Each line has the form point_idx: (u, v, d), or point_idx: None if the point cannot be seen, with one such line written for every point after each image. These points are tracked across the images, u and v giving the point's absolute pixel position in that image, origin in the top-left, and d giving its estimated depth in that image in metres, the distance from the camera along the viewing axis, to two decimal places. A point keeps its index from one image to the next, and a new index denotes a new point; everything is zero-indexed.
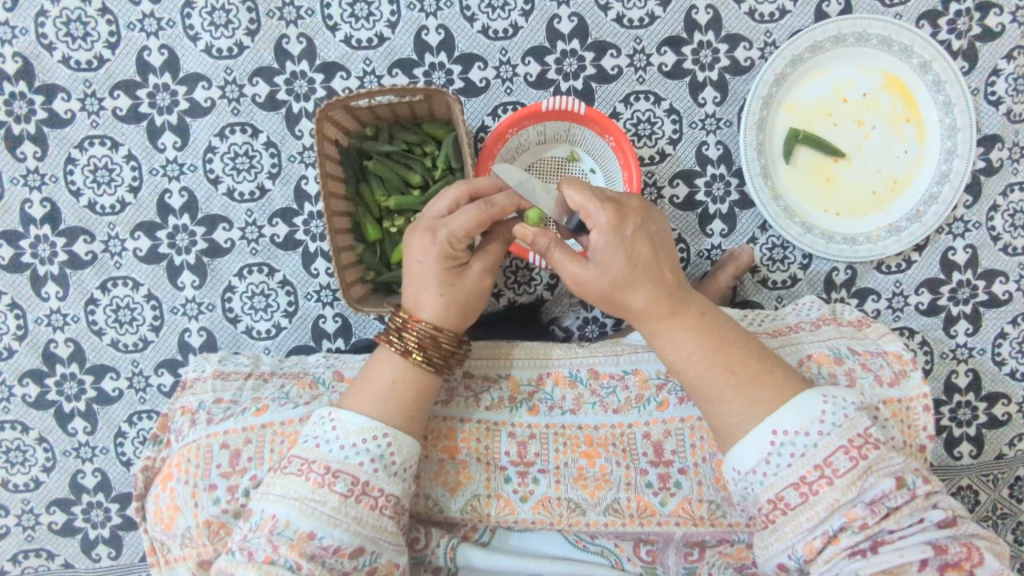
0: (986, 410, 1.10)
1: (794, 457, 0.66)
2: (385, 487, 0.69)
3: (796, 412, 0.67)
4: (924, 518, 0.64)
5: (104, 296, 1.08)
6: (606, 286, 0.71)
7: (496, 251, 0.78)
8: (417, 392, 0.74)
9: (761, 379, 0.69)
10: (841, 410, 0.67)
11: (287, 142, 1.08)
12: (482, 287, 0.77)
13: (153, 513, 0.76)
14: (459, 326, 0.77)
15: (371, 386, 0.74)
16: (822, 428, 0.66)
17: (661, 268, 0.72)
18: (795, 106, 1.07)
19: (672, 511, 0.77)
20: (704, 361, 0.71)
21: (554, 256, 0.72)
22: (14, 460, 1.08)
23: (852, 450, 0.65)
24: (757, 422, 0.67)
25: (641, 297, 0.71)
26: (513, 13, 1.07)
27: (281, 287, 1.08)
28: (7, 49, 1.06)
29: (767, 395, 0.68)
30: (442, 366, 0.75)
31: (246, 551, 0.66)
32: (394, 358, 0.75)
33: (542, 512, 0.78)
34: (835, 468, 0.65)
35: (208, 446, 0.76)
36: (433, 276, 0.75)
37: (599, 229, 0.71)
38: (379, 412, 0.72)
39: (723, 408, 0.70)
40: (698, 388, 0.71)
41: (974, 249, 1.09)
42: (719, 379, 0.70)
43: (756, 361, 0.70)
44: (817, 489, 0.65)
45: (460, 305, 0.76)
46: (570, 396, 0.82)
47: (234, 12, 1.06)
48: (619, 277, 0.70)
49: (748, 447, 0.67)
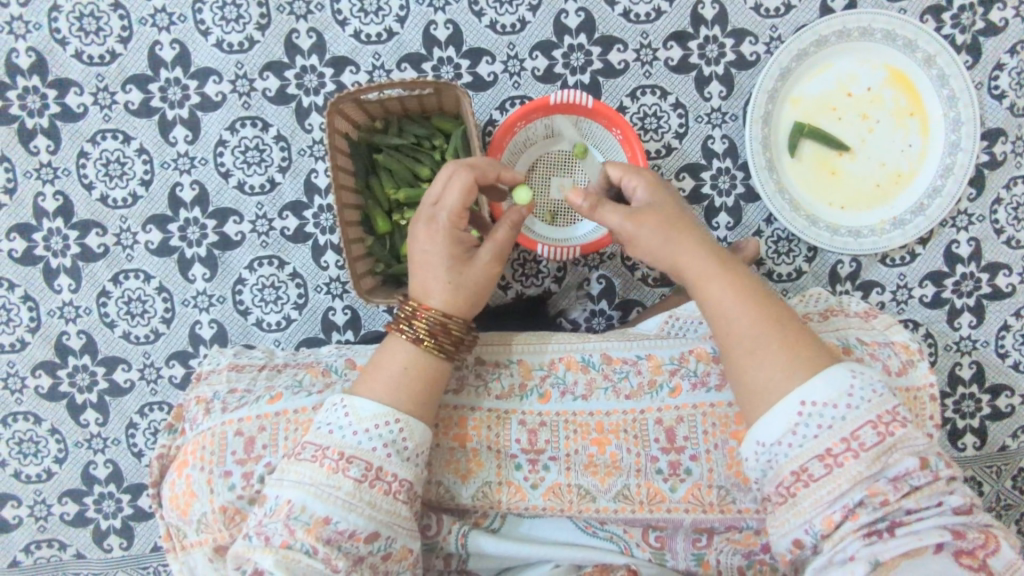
0: (989, 402, 1.11)
1: (821, 428, 0.66)
2: (400, 472, 0.70)
3: (827, 384, 0.67)
4: (942, 501, 0.65)
5: (117, 288, 1.09)
6: (661, 233, 0.75)
7: (504, 237, 0.79)
8: (428, 378, 0.75)
9: (802, 339, 0.71)
10: (869, 385, 0.68)
11: (297, 136, 1.09)
12: (494, 268, 0.79)
13: (169, 500, 0.78)
14: (469, 314, 0.78)
15: (383, 374, 0.74)
16: (851, 402, 0.67)
17: (701, 229, 0.78)
18: (801, 100, 1.08)
19: (681, 497, 0.78)
20: (748, 321, 0.71)
21: (602, 210, 0.77)
22: (26, 451, 1.09)
23: (879, 425, 0.66)
24: (788, 390, 0.68)
25: (694, 251, 0.74)
26: (521, 8, 1.08)
27: (292, 279, 1.09)
28: (21, 44, 1.07)
29: (807, 356, 0.70)
30: (452, 353, 0.76)
31: (262, 535, 0.67)
32: (404, 344, 0.76)
33: (552, 499, 0.79)
34: (861, 441, 0.66)
35: (223, 434, 0.77)
36: (444, 261, 0.77)
37: (642, 189, 0.79)
38: (390, 399, 0.73)
39: (764, 364, 0.70)
40: (741, 340, 0.71)
41: (978, 242, 1.10)
42: (765, 332, 0.71)
43: (796, 322, 0.72)
44: (842, 461, 0.66)
45: (472, 288, 0.77)
46: (582, 380, 0.83)
47: (245, 7, 1.07)
48: (673, 224, 0.75)
49: (776, 417, 0.68)
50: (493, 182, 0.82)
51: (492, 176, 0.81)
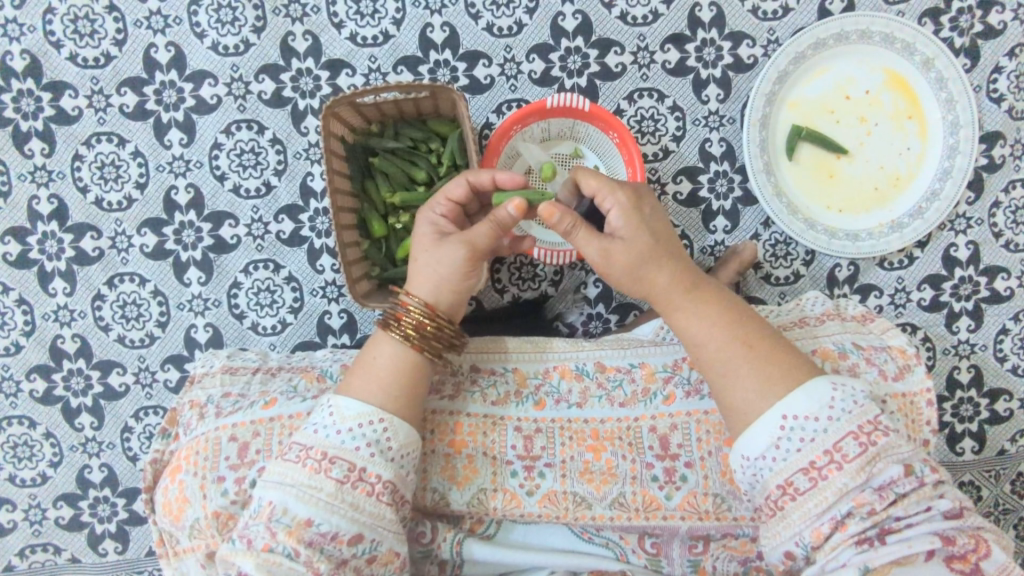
0: (988, 406, 1.11)
1: (804, 441, 0.66)
2: (382, 473, 0.69)
3: (807, 398, 0.67)
4: (931, 507, 0.65)
5: (111, 292, 1.08)
6: (633, 261, 0.74)
7: (475, 232, 0.76)
8: (404, 369, 0.74)
9: (777, 354, 0.71)
10: (850, 397, 0.68)
11: (293, 139, 1.08)
12: (458, 251, 0.76)
13: (161, 505, 0.77)
14: (435, 297, 0.77)
15: (362, 370, 0.75)
16: (832, 414, 0.67)
17: (679, 249, 0.76)
18: (799, 104, 1.08)
19: (677, 505, 0.78)
20: (722, 341, 0.72)
21: (578, 234, 0.74)
22: (21, 455, 1.09)
23: (861, 436, 0.66)
24: (766, 406, 0.68)
25: (666, 275, 0.74)
26: (518, 11, 1.08)
27: (287, 283, 1.09)
28: (16, 47, 1.07)
29: (784, 372, 0.70)
30: (422, 343, 0.75)
31: (245, 538, 0.67)
32: (382, 338, 0.76)
33: (548, 506, 0.78)
34: (844, 453, 0.65)
35: (217, 439, 0.76)
36: (421, 241, 0.80)
37: (619, 210, 0.75)
38: (372, 397, 0.72)
39: (740, 386, 0.70)
40: (716, 364, 0.72)
41: (977, 245, 1.10)
42: (740, 353, 0.71)
43: (771, 337, 0.73)
44: (827, 474, 0.65)
45: (437, 269, 0.76)
46: (576, 389, 0.83)
47: (240, 9, 1.07)
48: (646, 251, 0.74)
49: (757, 434, 0.68)
50: (489, 185, 0.83)
51: (485, 178, 0.83)
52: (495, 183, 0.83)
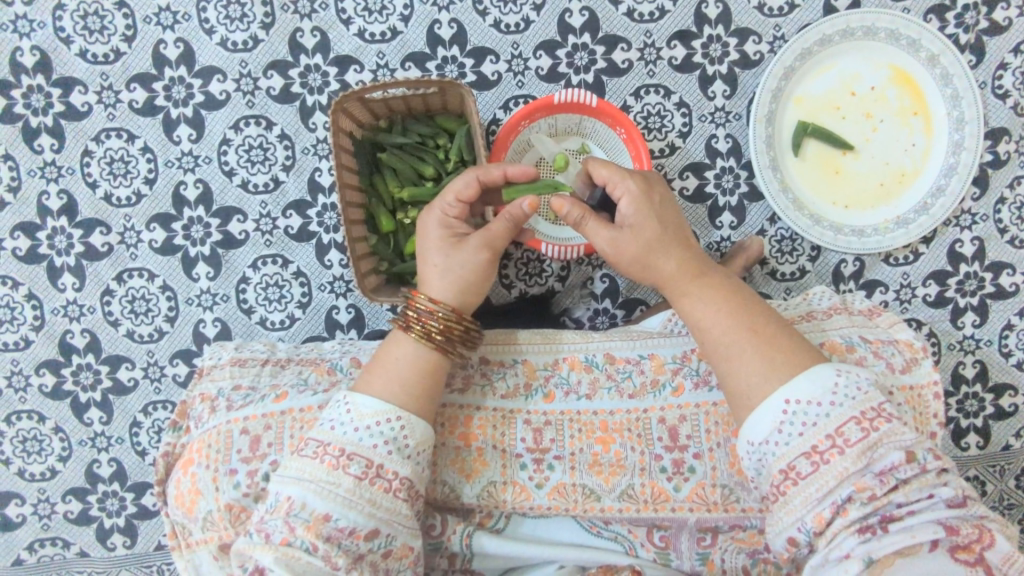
0: (992, 401, 1.11)
1: (805, 426, 0.67)
2: (400, 470, 0.70)
3: (810, 383, 0.68)
4: (934, 494, 0.65)
5: (120, 287, 1.09)
6: (641, 249, 0.76)
7: (497, 230, 0.79)
8: (426, 370, 0.75)
9: (781, 342, 0.72)
10: (854, 383, 0.68)
11: (302, 135, 1.09)
12: (479, 254, 0.78)
13: (174, 498, 0.78)
14: (461, 300, 0.78)
15: (380, 368, 0.76)
16: (835, 400, 0.67)
17: (688, 239, 0.78)
18: (804, 100, 1.08)
19: (686, 496, 0.78)
20: (726, 327, 0.73)
21: (588, 225, 0.78)
22: (30, 449, 1.09)
23: (863, 421, 0.66)
24: (769, 391, 0.69)
25: (672, 262, 0.76)
26: (525, 7, 1.09)
27: (295, 278, 1.09)
28: (26, 43, 1.07)
29: (787, 358, 0.71)
30: (445, 344, 0.76)
31: (263, 532, 0.67)
32: (401, 337, 0.77)
33: (556, 498, 0.79)
34: (846, 438, 0.66)
35: (229, 432, 0.77)
36: (435, 244, 0.80)
37: (628, 198, 0.77)
38: (390, 395, 0.73)
39: (743, 370, 0.71)
40: (720, 349, 0.73)
41: (982, 241, 1.10)
42: (743, 338, 0.72)
43: (776, 326, 0.73)
44: (828, 458, 0.66)
45: (460, 272, 0.78)
46: (585, 381, 0.83)
47: (249, 6, 1.07)
48: (653, 241, 0.76)
49: (760, 418, 0.69)
50: (500, 180, 0.83)
51: (497, 174, 0.83)
52: (506, 178, 0.84)
